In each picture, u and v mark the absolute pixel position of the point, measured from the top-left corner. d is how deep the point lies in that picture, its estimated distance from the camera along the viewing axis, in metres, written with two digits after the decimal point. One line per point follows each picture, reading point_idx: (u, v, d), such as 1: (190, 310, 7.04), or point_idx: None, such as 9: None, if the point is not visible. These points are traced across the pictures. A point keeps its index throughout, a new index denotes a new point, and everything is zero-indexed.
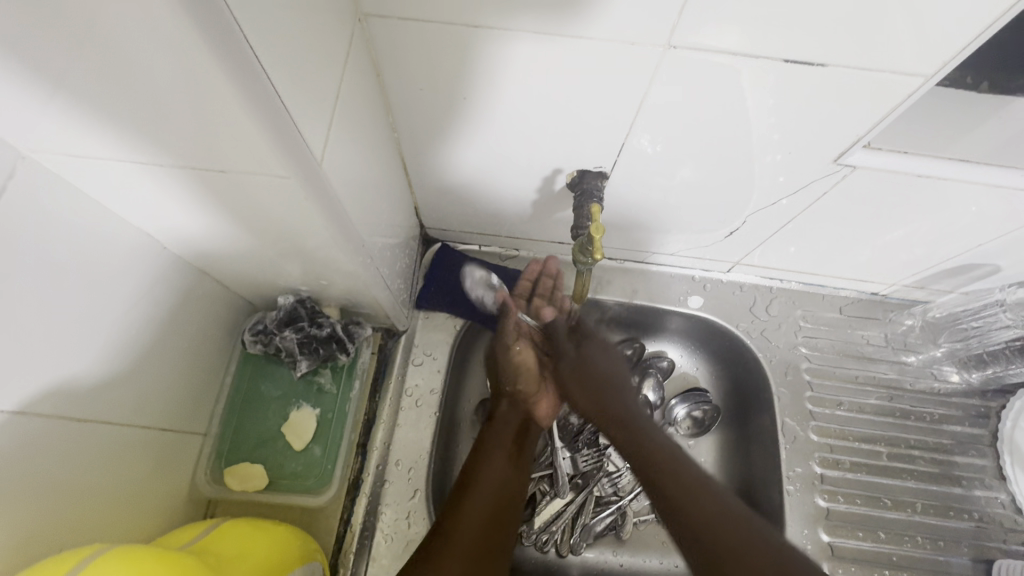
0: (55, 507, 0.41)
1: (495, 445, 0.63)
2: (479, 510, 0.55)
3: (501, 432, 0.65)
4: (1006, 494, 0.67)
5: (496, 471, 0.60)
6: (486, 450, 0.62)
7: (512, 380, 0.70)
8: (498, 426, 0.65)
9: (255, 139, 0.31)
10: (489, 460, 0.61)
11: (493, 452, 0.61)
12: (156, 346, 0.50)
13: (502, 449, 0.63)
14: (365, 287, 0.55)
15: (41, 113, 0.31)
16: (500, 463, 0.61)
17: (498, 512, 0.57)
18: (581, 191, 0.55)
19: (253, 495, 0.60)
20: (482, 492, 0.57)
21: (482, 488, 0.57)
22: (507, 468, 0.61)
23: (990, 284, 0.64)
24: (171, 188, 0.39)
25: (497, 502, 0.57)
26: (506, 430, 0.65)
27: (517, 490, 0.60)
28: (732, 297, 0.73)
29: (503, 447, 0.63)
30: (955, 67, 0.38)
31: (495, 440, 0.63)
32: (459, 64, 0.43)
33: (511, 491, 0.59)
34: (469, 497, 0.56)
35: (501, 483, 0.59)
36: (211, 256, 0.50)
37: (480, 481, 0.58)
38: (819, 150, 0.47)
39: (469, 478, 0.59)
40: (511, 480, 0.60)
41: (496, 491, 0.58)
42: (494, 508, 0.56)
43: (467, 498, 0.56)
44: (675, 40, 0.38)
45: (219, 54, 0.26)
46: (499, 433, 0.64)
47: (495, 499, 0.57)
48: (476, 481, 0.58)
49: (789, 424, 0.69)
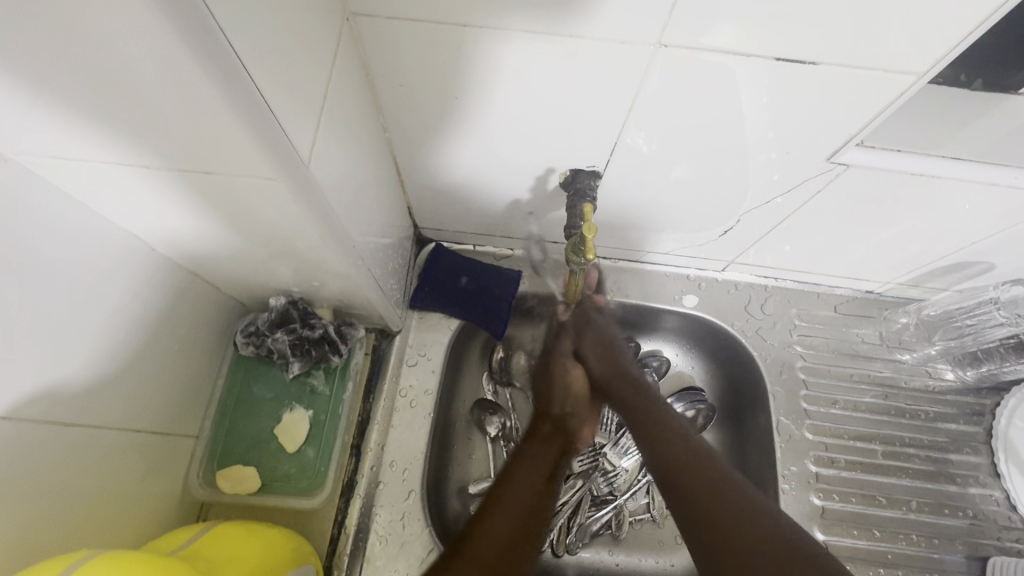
0: (44, 513, 0.41)
1: (540, 453, 0.56)
2: (513, 513, 0.49)
3: (546, 446, 0.58)
4: (1000, 491, 0.67)
5: (536, 477, 0.54)
6: (525, 457, 0.56)
7: (562, 400, 0.63)
8: (545, 441, 0.58)
9: (241, 141, 0.31)
10: (531, 466, 0.55)
11: (536, 460, 0.55)
12: (146, 349, 0.50)
13: (546, 461, 0.56)
14: (357, 288, 0.55)
15: (24, 116, 0.31)
16: (541, 469, 0.55)
17: (532, 518, 0.50)
18: (575, 191, 0.54)
19: (246, 498, 0.60)
20: (518, 495, 0.51)
21: (518, 489, 0.51)
22: (546, 475, 0.54)
23: (984, 282, 0.65)
24: (157, 190, 0.38)
25: (531, 506, 0.51)
26: (553, 446, 0.58)
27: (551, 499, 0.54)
28: (727, 296, 0.73)
29: (547, 462, 0.55)
30: (945, 66, 0.38)
31: (539, 448, 0.57)
32: (449, 63, 0.43)
33: (547, 496, 0.53)
34: (505, 498, 0.50)
35: (538, 490, 0.53)
36: (201, 257, 0.50)
37: (517, 481, 0.52)
38: (813, 149, 0.47)
39: (508, 479, 0.52)
40: (547, 487, 0.54)
41: (535, 496, 0.52)
42: (529, 511, 0.50)
43: (503, 500, 0.50)
44: (666, 39, 0.38)
45: (202, 56, 0.26)
46: (544, 447, 0.57)
47: (531, 502, 0.51)
48: (515, 481, 0.52)
49: (784, 423, 0.69)
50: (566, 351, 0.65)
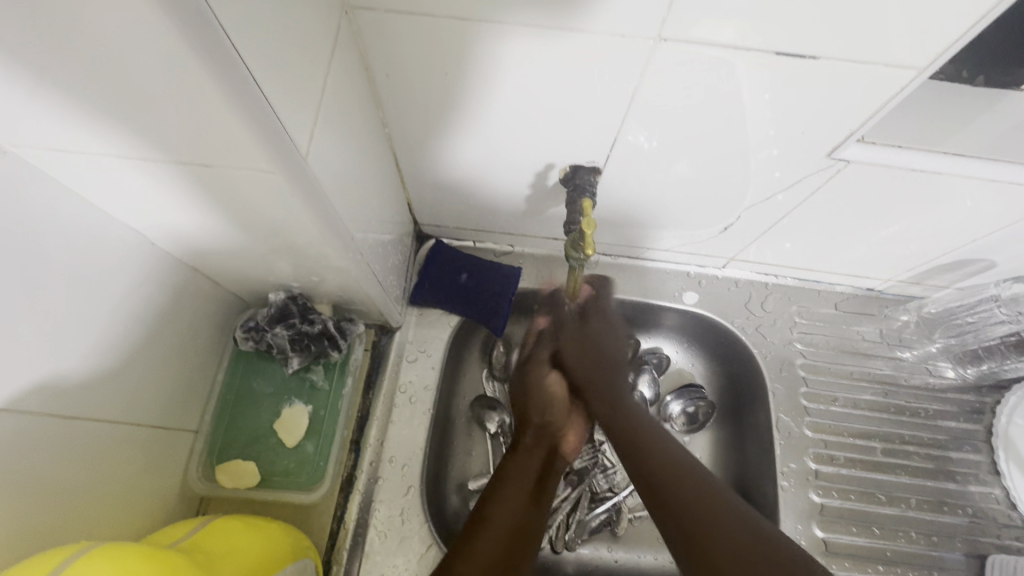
0: (42, 505, 0.41)
1: (516, 481, 0.56)
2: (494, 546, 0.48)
3: (524, 468, 0.58)
4: (1000, 489, 0.67)
5: (515, 509, 0.53)
6: (504, 487, 0.55)
7: (540, 408, 0.63)
8: (523, 459, 0.58)
9: (237, 131, 0.31)
10: (509, 493, 0.54)
11: (515, 489, 0.55)
12: (145, 343, 0.50)
13: (524, 483, 0.56)
14: (356, 283, 0.55)
15: (23, 108, 0.31)
16: (519, 496, 0.54)
17: (511, 556, 0.49)
18: (574, 187, 0.54)
19: (246, 492, 0.60)
20: (495, 532, 0.50)
21: (497, 525, 0.50)
22: (525, 496, 0.55)
23: (985, 280, 0.64)
24: (155, 182, 0.38)
25: (511, 543, 0.50)
26: (531, 465, 0.58)
27: (535, 523, 0.54)
28: (727, 293, 0.73)
29: (523, 484, 0.56)
30: (947, 60, 0.38)
31: (516, 474, 0.56)
32: (448, 58, 0.42)
33: (530, 523, 0.53)
34: (484, 532, 0.49)
35: (518, 516, 0.53)
36: (201, 252, 0.50)
37: (496, 516, 0.51)
38: (812, 146, 0.47)
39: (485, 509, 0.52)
40: (527, 514, 0.54)
41: (514, 529, 0.51)
42: (508, 547, 0.49)
43: (482, 534, 0.49)
44: (666, 33, 0.37)
45: (197, 43, 0.26)
46: (522, 468, 0.57)
47: (511, 533, 0.51)
48: (494, 515, 0.51)
49: (784, 421, 0.69)
50: (543, 359, 0.64)
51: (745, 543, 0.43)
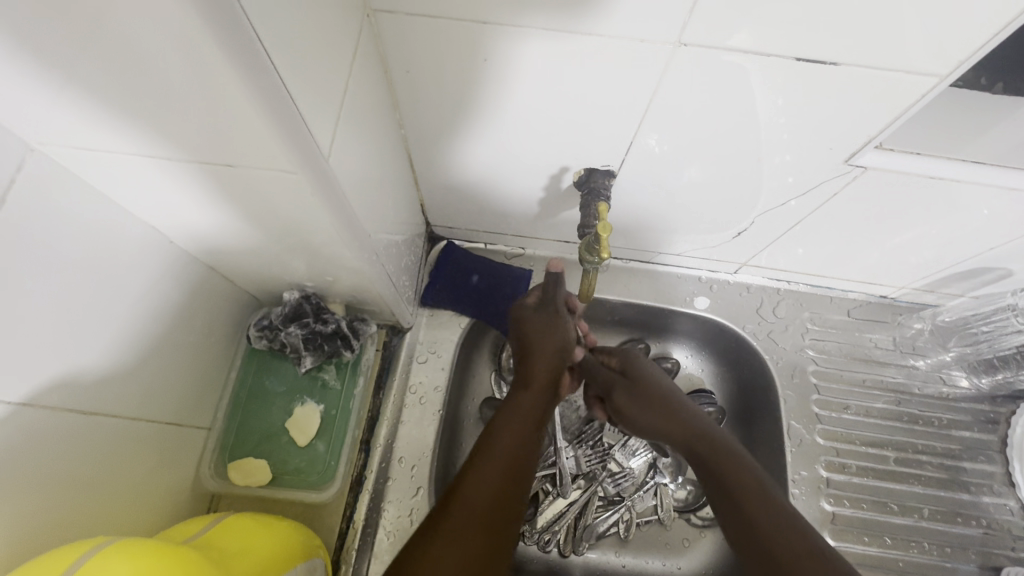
0: (59, 498, 0.41)
1: (517, 423, 0.54)
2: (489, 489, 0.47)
3: (528, 408, 0.56)
4: (1016, 501, 0.67)
5: (517, 448, 0.52)
6: (504, 428, 0.53)
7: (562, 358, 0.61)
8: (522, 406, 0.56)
9: (261, 131, 0.31)
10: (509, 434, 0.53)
11: (517, 428, 0.54)
12: (161, 340, 0.50)
13: (525, 425, 0.54)
14: (370, 283, 0.55)
15: (46, 104, 0.31)
16: (520, 437, 0.53)
17: (501, 502, 0.47)
18: (589, 190, 0.55)
19: (258, 490, 0.60)
20: (493, 471, 0.48)
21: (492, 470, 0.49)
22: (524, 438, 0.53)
23: (1001, 289, 0.64)
24: (177, 181, 0.39)
25: (505, 486, 0.48)
26: (532, 408, 0.56)
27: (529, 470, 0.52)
28: (738, 299, 0.73)
29: (525, 424, 0.54)
30: (969, 68, 0.37)
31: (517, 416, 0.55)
32: (467, 62, 0.43)
33: (525, 466, 0.51)
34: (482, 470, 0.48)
35: (517, 459, 0.51)
36: (218, 251, 0.51)
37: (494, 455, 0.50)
38: (831, 151, 0.47)
39: (483, 449, 0.51)
40: (525, 459, 0.52)
41: (513, 467, 0.50)
42: (502, 490, 0.47)
43: (478, 475, 0.48)
44: (686, 38, 0.37)
45: (226, 42, 0.26)
46: (524, 411, 0.56)
47: (507, 475, 0.49)
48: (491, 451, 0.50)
49: (795, 428, 0.68)
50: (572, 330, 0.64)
51: (783, 528, 0.45)
